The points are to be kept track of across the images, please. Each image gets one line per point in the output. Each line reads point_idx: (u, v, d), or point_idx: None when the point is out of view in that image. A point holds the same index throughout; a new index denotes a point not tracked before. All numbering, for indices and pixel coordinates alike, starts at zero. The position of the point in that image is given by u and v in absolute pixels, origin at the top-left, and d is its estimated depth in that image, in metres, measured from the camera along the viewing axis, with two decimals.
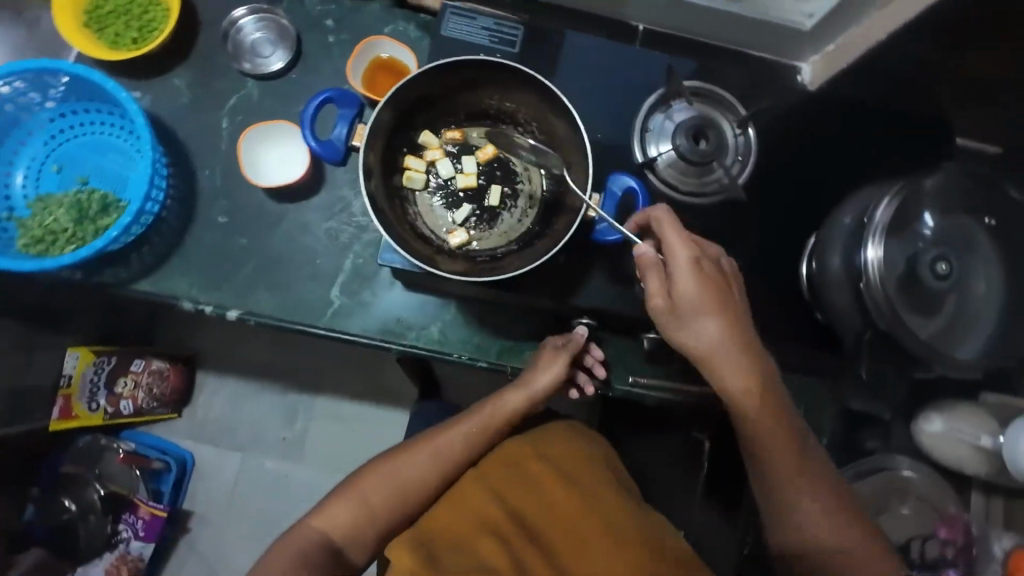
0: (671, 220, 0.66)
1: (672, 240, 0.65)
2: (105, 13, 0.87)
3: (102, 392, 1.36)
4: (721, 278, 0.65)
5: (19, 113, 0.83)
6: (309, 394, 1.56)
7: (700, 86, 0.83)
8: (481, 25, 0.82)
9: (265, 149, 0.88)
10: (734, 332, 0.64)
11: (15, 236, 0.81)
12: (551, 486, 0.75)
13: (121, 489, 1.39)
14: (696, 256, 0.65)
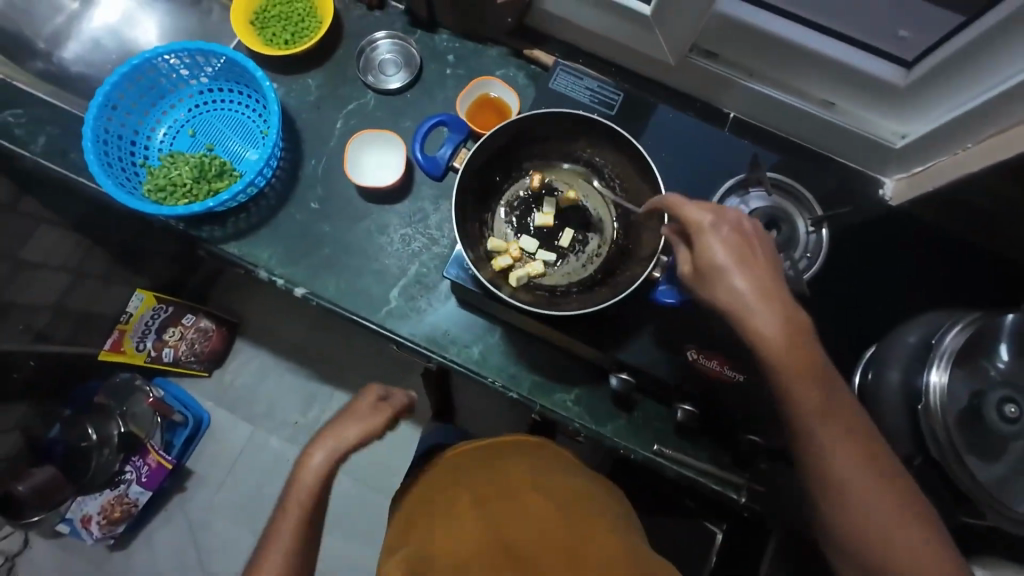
0: (687, 199, 0.61)
1: (692, 213, 0.59)
2: (270, 16, 1.01)
3: (152, 335, 1.46)
4: (750, 238, 0.58)
5: (178, 82, 0.96)
6: (330, 386, 1.60)
7: (781, 178, 0.85)
8: (586, 85, 0.90)
9: (367, 152, 0.97)
10: (769, 310, 0.55)
11: (142, 181, 0.92)
12: (542, 523, 0.77)
13: (139, 431, 1.45)
14: (716, 218, 0.58)
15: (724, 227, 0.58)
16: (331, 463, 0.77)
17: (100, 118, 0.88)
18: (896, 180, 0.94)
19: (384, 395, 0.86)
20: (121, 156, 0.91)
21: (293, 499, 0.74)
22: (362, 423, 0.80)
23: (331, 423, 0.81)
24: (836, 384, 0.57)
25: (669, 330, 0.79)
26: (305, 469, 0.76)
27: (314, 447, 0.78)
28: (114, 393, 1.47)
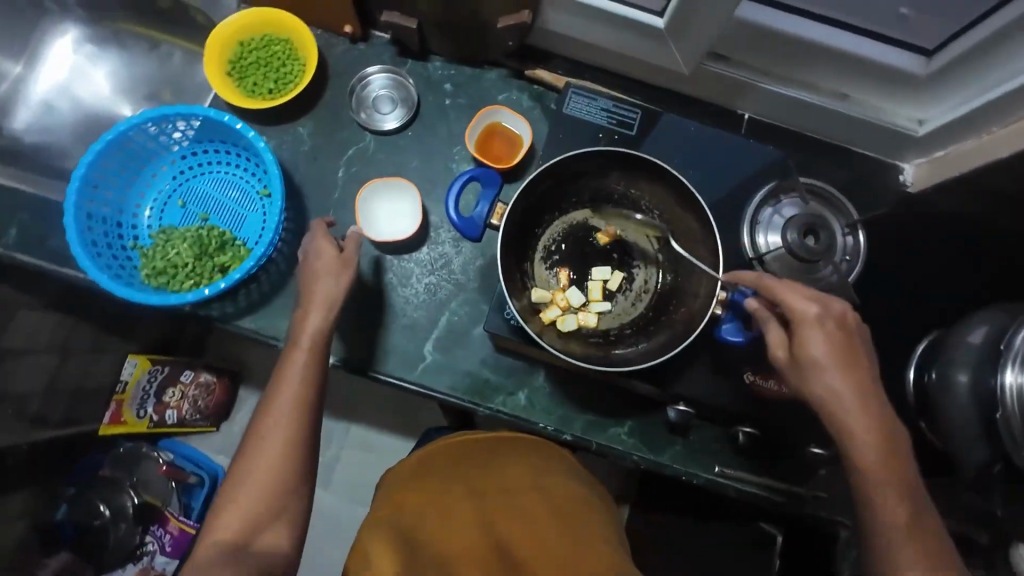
0: (787, 288, 0.64)
1: (789, 298, 0.63)
2: (246, 63, 0.92)
3: (151, 399, 1.29)
4: (852, 334, 0.62)
5: (157, 150, 0.88)
6: (344, 422, 1.40)
7: (815, 184, 0.85)
8: (601, 106, 0.86)
9: (381, 201, 0.91)
10: (860, 398, 0.59)
11: (138, 266, 0.84)
12: (534, 533, 0.72)
13: (155, 500, 1.30)
14: (822, 311, 0.61)
15: (829, 321, 0.61)
16: (308, 356, 0.72)
17: (80, 205, 0.79)
18: (916, 165, 0.93)
19: (338, 248, 0.77)
20: (110, 242, 0.83)
21: (273, 416, 0.70)
22: (333, 273, 0.75)
23: (306, 271, 0.76)
24: (895, 425, 0.60)
25: (721, 359, 0.79)
26: (302, 331, 0.73)
27: (307, 311, 0.74)
28: (120, 463, 1.32)
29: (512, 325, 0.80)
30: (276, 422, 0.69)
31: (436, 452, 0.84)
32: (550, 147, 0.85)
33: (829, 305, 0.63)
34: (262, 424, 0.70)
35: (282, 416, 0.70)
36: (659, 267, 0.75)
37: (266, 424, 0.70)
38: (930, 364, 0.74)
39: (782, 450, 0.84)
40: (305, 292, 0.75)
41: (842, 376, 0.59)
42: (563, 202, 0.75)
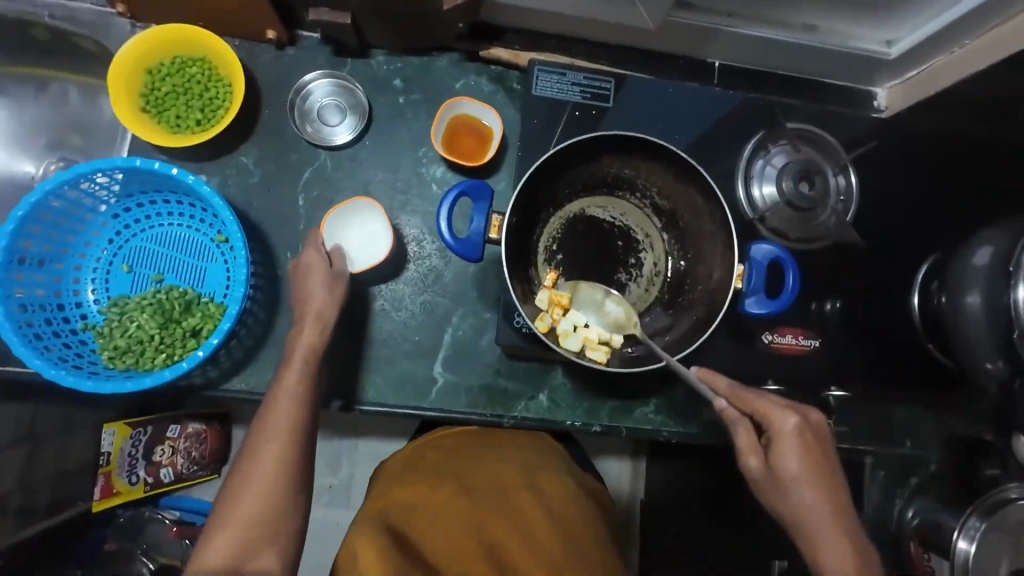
0: (773, 405, 0.67)
1: (775, 415, 0.67)
2: (162, 94, 0.80)
3: (141, 463, 1.17)
4: (824, 447, 0.67)
5: (82, 215, 0.76)
6: (350, 438, 1.33)
7: (803, 129, 0.83)
8: (572, 80, 0.81)
9: (348, 228, 0.81)
10: (819, 489, 0.66)
11: (97, 348, 0.75)
12: (523, 539, 0.72)
13: (171, 562, 1.21)
14: (801, 422, 0.67)
15: (805, 432, 0.67)
16: (307, 372, 0.69)
17: (10, 297, 0.68)
18: (889, 88, 0.91)
19: (328, 261, 0.73)
20: (56, 330, 0.73)
21: (269, 425, 0.65)
22: (323, 283, 0.71)
23: (300, 281, 0.72)
24: (846, 504, 0.67)
25: (739, 326, 0.79)
26: (294, 352, 0.69)
27: (302, 325, 0.70)
28: (124, 533, 1.22)
29: (524, 333, 0.77)
30: (274, 430, 0.65)
31: (427, 444, 0.84)
32: (528, 135, 0.79)
33: (806, 413, 0.68)
34: (258, 434, 0.65)
35: (281, 427, 0.65)
36: (663, 247, 0.77)
37: (262, 433, 0.65)
38: (938, 289, 0.75)
39: None
40: (301, 302, 0.71)
41: (811, 486, 0.65)
42: (559, 196, 0.75)
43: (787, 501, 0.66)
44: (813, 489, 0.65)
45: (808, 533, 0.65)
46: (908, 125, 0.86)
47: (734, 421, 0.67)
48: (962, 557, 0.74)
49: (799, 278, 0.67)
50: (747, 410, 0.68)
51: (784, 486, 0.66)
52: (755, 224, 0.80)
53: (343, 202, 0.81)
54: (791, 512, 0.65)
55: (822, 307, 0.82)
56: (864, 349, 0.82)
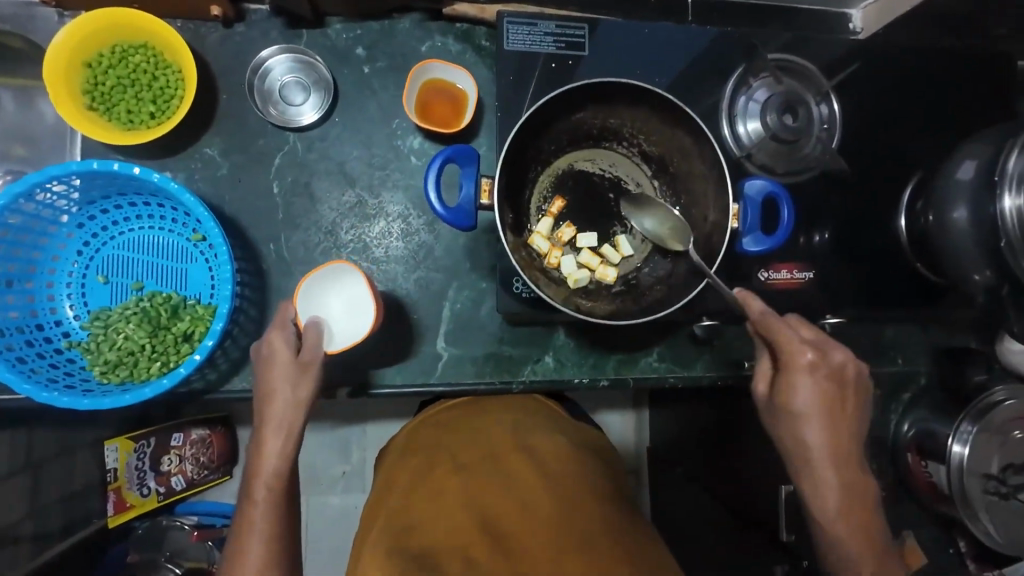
0: (798, 342, 0.66)
1: (796, 347, 0.66)
2: (107, 88, 0.75)
3: (150, 474, 1.18)
4: (844, 381, 0.67)
5: (44, 228, 0.71)
6: (358, 424, 1.33)
7: (783, 59, 0.81)
8: (543, 30, 0.77)
9: (331, 291, 0.73)
10: (829, 436, 0.67)
11: (86, 365, 0.72)
12: (519, 509, 0.69)
13: (198, 564, 1.22)
14: (817, 359, 0.66)
15: (822, 372, 0.66)
16: (275, 481, 0.66)
17: None
18: (864, 8, 0.90)
19: (295, 347, 0.68)
20: (39, 351, 0.70)
21: (249, 538, 0.64)
22: (288, 381, 0.67)
23: (263, 374, 0.68)
24: (850, 452, 0.68)
25: (735, 267, 0.80)
26: (261, 459, 0.66)
27: (265, 423, 0.67)
28: (145, 545, 1.21)
29: (523, 298, 0.76)
30: (254, 541, 0.64)
31: (426, 423, 0.83)
32: (504, 94, 0.76)
33: (829, 353, 0.67)
34: (240, 546, 0.64)
35: (262, 537, 0.65)
36: (655, 195, 0.77)
37: (244, 537, 0.65)
38: (923, 208, 0.76)
39: None
40: (264, 401, 0.67)
41: (818, 425, 0.67)
42: (545, 153, 0.73)
43: (791, 429, 0.68)
44: (820, 429, 0.67)
45: (807, 470, 0.68)
46: (885, 44, 0.84)
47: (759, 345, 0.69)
48: (957, 461, 0.79)
49: (793, 210, 0.68)
50: (769, 339, 0.67)
51: (793, 427, 0.68)
52: (742, 161, 0.79)
53: (333, 262, 0.74)
54: (788, 441, 0.69)
55: (811, 239, 0.83)
56: (857, 275, 0.83)
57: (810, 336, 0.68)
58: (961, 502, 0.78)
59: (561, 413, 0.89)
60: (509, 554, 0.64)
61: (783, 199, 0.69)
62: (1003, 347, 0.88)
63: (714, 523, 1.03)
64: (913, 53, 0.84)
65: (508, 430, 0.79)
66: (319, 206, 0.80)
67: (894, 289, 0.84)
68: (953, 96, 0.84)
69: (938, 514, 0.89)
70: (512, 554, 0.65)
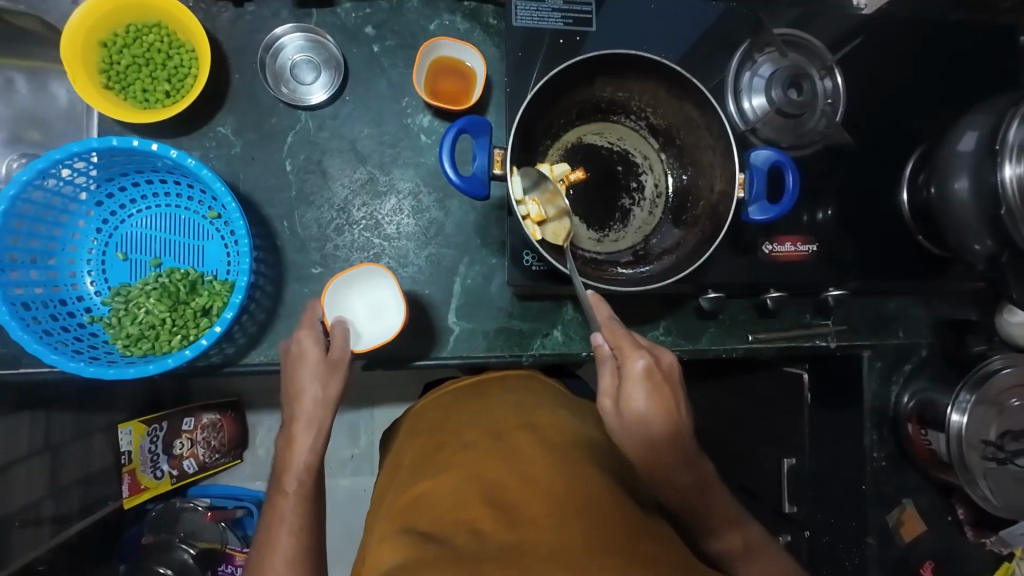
0: (631, 346, 0.64)
1: (631, 392, 0.63)
2: (123, 67, 0.76)
3: (163, 457, 1.18)
4: (675, 388, 0.65)
5: (65, 205, 0.73)
6: (365, 409, 1.35)
7: (788, 33, 0.82)
8: (552, 7, 0.78)
9: (356, 292, 0.76)
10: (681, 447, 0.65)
11: (109, 339, 0.74)
12: (521, 479, 0.66)
13: (212, 545, 1.25)
14: (651, 363, 0.63)
15: (657, 374, 0.64)
16: (306, 475, 0.68)
17: (10, 297, 0.67)
18: None
19: (324, 347, 0.70)
20: (64, 325, 0.72)
21: (276, 530, 0.66)
22: (318, 378, 0.69)
23: (293, 370, 0.70)
24: (709, 491, 0.69)
25: (740, 239, 0.81)
26: (292, 452, 0.69)
27: (296, 425, 0.69)
28: (160, 526, 1.24)
29: (533, 271, 0.77)
30: (283, 531, 0.66)
31: (429, 405, 0.83)
32: (513, 70, 0.77)
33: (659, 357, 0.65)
34: (268, 539, 0.66)
35: (290, 528, 0.66)
36: (663, 168, 0.78)
37: (273, 530, 0.66)
38: (926, 181, 0.77)
39: (805, 302, 0.89)
40: (293, 397, 0.70)
41: (660, 433, 0.63)
42: (554, 128, 0.75)
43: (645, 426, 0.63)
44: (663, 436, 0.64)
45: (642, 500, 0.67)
46: (890, 18, 0.85)
47: (603, 359, 0.66)
48: (956, 429, 0.81)
49: (798, 179, 0.69)
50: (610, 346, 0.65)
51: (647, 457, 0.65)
52: (746, 136, 0.81)
53: (369, 265, 0.76)
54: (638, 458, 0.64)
55: (815, 216, 0.84)
56: (859, 248, 0.84)
57: (644, 341, 0.66)
58: (960, 468, 0.80)
59: (565, 390, 0.88)
60: (513, 523, 0.61)
61: (788, 168, 0.70)
62: (1004, 320, 0.89)
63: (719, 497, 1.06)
64: (914, 27, 0.85)
65: (512, 408, 0.77)
66: (331, 183, 0.81)
67: (896, 262, 0.85)
68: (954, 69, 0.85)
69: (938, 483, 0.91)
70: (517, 522, 0.61)
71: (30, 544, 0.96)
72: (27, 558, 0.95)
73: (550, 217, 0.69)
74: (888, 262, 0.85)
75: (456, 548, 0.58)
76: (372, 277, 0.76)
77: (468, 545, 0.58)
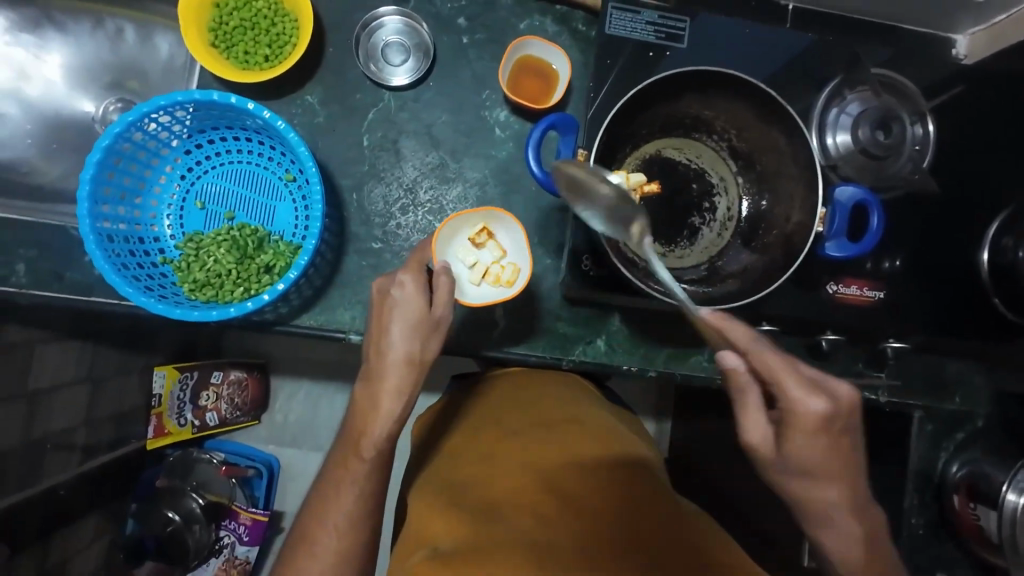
0: (800, 392, 0.58)
1: (794, 437, 0.59)
2: (230, 27, 0.80)
3: (189, 406, 1.21)
4: (853, 425, 0.60)
5: (158, 149, 0.77)
6: None
7: (886, 74, 0.81)
8: (646, 19, 0.78)
9: (469, 240, 0.78)
10: (848, 485, 0.61)
11: (177, 281, 0.77)
12: (577, 466, 0.66)
13: (220, 499, 1.25)
14: (830, 409, 0.58)
15: (840, 415, 0.59)
16: (384, 445, 0.65)
17: (98, 227, 0.71)
18: (971, 34, 0.87)
19: (428, 298, 0.65)
20: (139, 261, 0.75)
21: (342, 492, 0.65)
22: (417, 335, 0.64)
23: (382, 321, 0.65)
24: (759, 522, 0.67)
25: (804, 275, 0.79)
26: (376, 417, 0.64)
27: (382, 394, 0.64)
28: (174, 472, 1.26)
29: (591, 276, 0.76)
30: (346, 494, 0.64)
31: (462, 394, 0.84)
32: (599, 75, 0.77)
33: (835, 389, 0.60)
34: (329, 499, 0.65)
35: (357, 492, 0.65)
36: (738, 193, 0.77)
37: (339, 490, 0.65)
38: None
39: (859, 350, 0.85)
40: (378, 355, 0.65)
41: (835, 478, 0.61)
42: (636, 137, 0.74)
43: (799, 485, 0.62)
44: (836, 482, 0.61)
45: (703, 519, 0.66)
46: (991, 72, 0.82)
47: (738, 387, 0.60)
48: (1010, 509, 0.76)
49: (884, 220, 0.66)
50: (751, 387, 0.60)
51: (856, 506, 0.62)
52: (826, 172, 0.79)
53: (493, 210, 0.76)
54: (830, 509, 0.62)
55: (882, 264, 0.81)
56: (929, 301, 0.81)
57: (811, 374, 0.60)
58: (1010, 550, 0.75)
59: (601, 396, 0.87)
60: (576, 514, 0.61)
61: (874, 208, 0.68)
62: None
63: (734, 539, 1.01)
64: (1018, 84, 0.81)
65: (558, 402, 0.77)
66: (404, 163, 0.83)
67: (964, 324, 0.81)
68: None
69: (979, 562, 0.86)
70: (577, 511, 0.62)
71: (58, 468, 1.01)
72: (52, 482, 1.00)
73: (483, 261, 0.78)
74: (956, 322, 0.81)
75: (520, 532, 0.59)
76: (490, 225, 0.78)
77: (531, 530, 0.59)
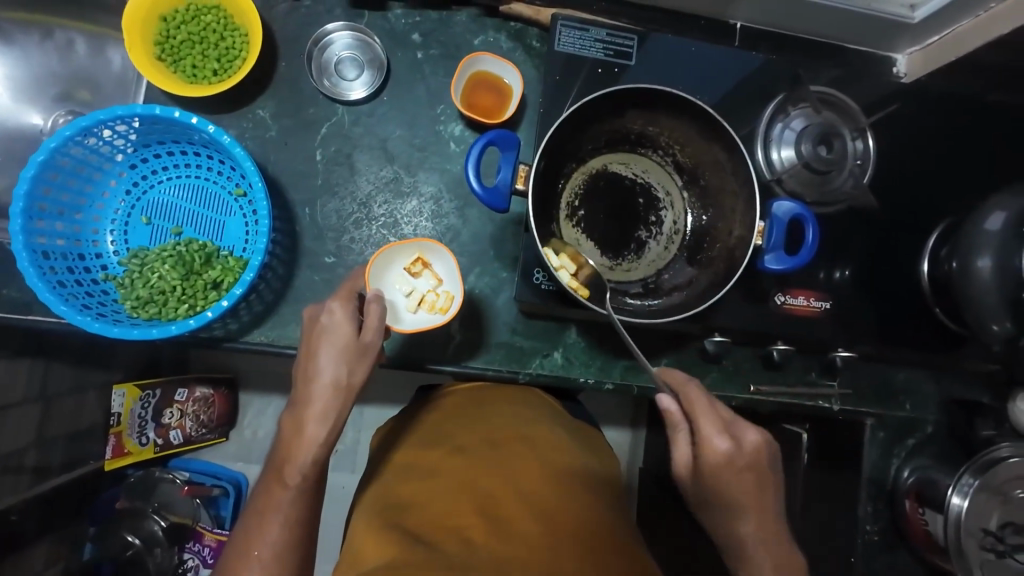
0: (707, 428, 0.64)
1: (714, 469, 0.64)
2: (178, 42, 0.80)
3: (150, 424, 1.15)
4: (764, 466, 0.65)
5: (100, 163, 0.76)
6: (357, 405, 1.34)
7: (826, 92, 0.84)
8: (595, 37, 0.80)
9: (404, 269, 0.78)
10: (757, 519, 0.66)
11: (119, 298, 0.75)
12: (513, 491, 0.68)
13: (183, 520, 1.23)
14: (732, 446, 0.64)
15: (738, 453, 0.64)
16: (310, 471, 0.64)
17: (33, 245, 0.69)
18: (909, 54, 0.90)
19: (357, 325, 0.65)
20: (78, 278, 0.73)
21: (268, 520, 0.63)
22: (344, 360, 0.64)
23: (312, 346, 0.65)
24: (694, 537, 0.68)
25: (754, 286, 0.81)
26: (303, 443, 0.64)
27: (306, 418, 0.64)
28: (135, 493, 1.21)
29: (542, 289, 0.77)
30: (272, 518, 0.63)
31: (421, 406, 0.83)
32: (549, 91, 0.78)
33: (742, 434, 0.65)
34: (257, 527, 0.63)
35: (282, 520, 0.63)
36: (684, 206, 0.79)
37: (264, 520, 0.63)
38: (948, 255, 0.77)
39: (813, 360, 0.87)
40: (306, 382, 0.65)
41: (736, 504, 0.65)
42: (582, 152, 0.75)
43: (713, 510, 0.67)
44: (744, 507, 0.65)
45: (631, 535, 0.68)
46: (929, 91, 0.85)
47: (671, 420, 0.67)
48: (955, 512, 0.77)
49: (818, 234, 0.68)
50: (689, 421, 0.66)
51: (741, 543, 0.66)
52: (770, 185, 0.81)
53: (425, 241, 0.77)
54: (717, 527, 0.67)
55: (832, 274, 0.83)
56: (876, 311, 0.83)
57: (729, 416, 0.66)
58: (956, 554, 0.76)
59: (562, 409, 0.87)
60: (505, 537, 0.63)
61: (809, 223, 0.70)
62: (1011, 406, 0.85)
63: (700, 549, 1.01)
64: (953, 102, 0.85)
65: (510, 419, 0.78)
66: (357, 177, 0.83)
67: (910, 333, 0.84)
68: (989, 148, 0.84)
69: (934, 568, 0.87)
70: (506, 531, 0.64)
71: (6, 491, 0.96)
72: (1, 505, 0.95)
73: (418, 291, 0.78)
74: (902, 330, 0.83)
75: (446, 554, 0.60)
76: (425, 255, 0.78)
77: (458, 551, 0.61)
